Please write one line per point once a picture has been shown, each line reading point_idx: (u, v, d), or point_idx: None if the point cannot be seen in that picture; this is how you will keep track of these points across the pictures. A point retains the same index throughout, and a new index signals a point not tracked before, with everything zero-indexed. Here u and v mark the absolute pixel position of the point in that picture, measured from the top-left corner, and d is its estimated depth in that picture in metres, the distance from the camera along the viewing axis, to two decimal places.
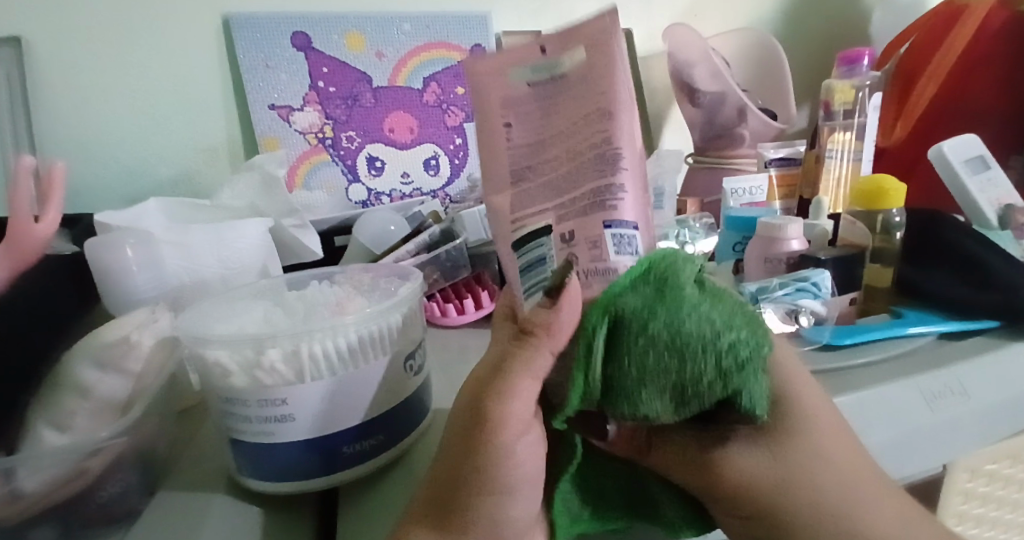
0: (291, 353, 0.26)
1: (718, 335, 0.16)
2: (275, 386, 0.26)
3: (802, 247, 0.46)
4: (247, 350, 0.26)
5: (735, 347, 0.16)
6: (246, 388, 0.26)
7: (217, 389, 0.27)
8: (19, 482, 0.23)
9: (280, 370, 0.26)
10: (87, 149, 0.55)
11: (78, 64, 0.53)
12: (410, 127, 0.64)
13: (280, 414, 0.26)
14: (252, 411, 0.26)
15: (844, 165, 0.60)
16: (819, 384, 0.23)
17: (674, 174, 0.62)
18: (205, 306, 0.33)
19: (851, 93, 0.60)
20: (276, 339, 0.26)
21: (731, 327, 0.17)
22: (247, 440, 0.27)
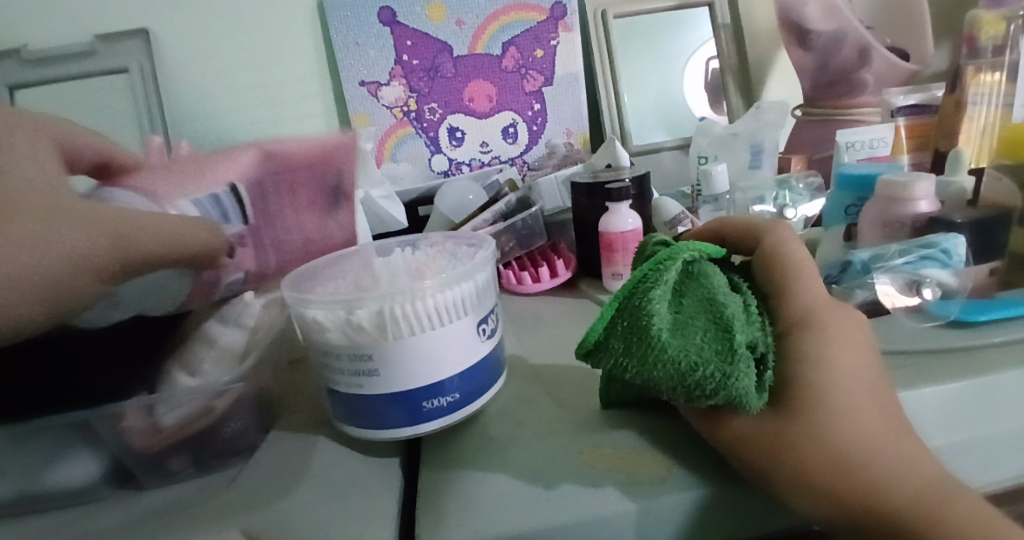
0: (377, 313, 0.27)
1: (679, 358, 0.23)
2: (363, 342, 0.28)
3: (932, 208, 0.40)
4: (338, 310, 0.28)
5: (693, 368, 0.23)
6: (338, 343, 0.28)
7: (314, 344, 0.30)
8: (159, 417, 0.28)
9: (366, 328, 0.27)
10: (208, 130, 0.61)
11: (198, 55, 0.59)
12: (489, 95, 0.64)
13: (367, 368, 0.28)
14: (343, 364, 0.28)
15: (992, 111, 0.50)
16: (829, 362, 0.23)
17: (778, 128, 0.55)
18: (307, 269, 0.36)
19: (1001, 25, 0.49)
20: (366, 300, 0.28)
21: (693, 353, 0.23)
22: (341, 391, 0.29)
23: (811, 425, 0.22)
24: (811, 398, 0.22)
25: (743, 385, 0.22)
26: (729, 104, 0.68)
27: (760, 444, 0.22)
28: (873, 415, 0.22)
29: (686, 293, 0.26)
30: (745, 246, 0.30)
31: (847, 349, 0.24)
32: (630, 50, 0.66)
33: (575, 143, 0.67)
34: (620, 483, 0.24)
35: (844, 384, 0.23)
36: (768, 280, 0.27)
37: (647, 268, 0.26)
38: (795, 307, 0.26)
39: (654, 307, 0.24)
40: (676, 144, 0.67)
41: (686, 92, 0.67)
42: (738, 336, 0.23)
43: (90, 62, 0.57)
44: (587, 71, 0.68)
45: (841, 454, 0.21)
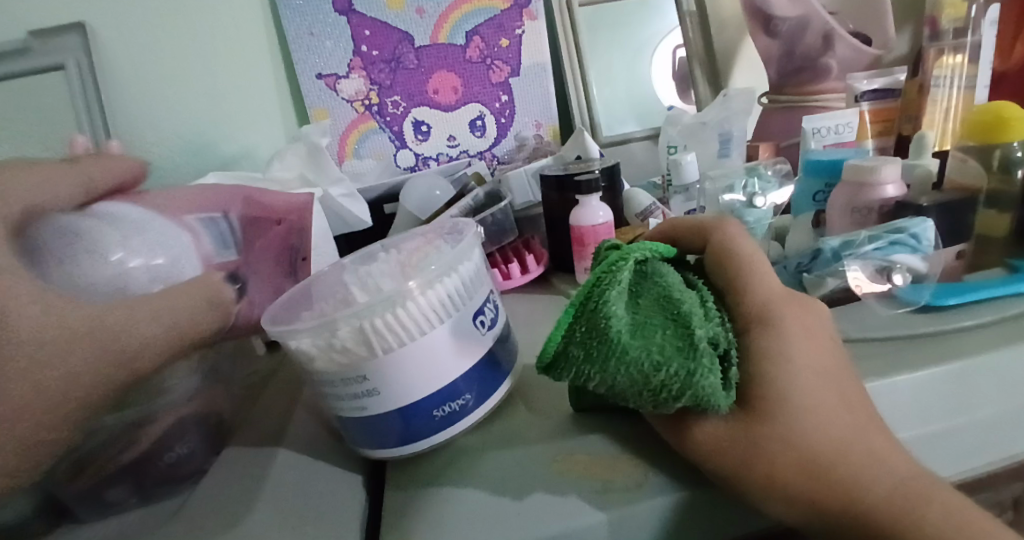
0: (357, 329, 0.25)
1: (643, 359, 0.21)
2: (353, 362, 0.25)
3: (899, 192, 0.40)
4: (317, 333, 0.26)
5: (659, 368, 0.21)
6: (330, 367, 0.26)
7: (305, 369, 0.28)
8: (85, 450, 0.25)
9: (351, 347, 0.25)
10: (153, 130, 0.58)
11: (140, 48, 0.56)
12: (454, 87, 0.62)
13: (363, 388, 0.26)
14: (341, 388, 0.26)
15: (953, 94, 0.51)
16: (788, 358, 0.23)
17: (746, 116, 0.55)
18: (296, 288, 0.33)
19: (963, 6, 0.49)
20: (340, 321, 0.25)
21: (660, 353, 0.22)
22: (342, 414, 0.27)
23: (777, 427, 0.21)
24: (775, 398, 0.21)
25: (708, 381, 0.21)
26: (697, 92, 0.68)
27: (727, 451, 0.21)
28: (837, 413, 0.22)
29: (641, 294, 0.25)
30: (693, 244, 0.28)
31: (806, 343, 0.23)
32: (596, 38, 0.65)
33: (544, 135, 0.65)
34: (592, 494, 0.22)
35: (804, 379, 0.22)
36: (720, 274, 0.26)
37: (600, 272, 0.25)
38: (751, 300, 0.24)
39: (610, 310, 0.23)
40: (646, 134, 0.66)
41: (654, 81, 0.66)
42: (699, 331, 0.22)
43: (21, 60, 0.52)
44: (554, 61, 0.66)
45: (808, 457, 0.20)
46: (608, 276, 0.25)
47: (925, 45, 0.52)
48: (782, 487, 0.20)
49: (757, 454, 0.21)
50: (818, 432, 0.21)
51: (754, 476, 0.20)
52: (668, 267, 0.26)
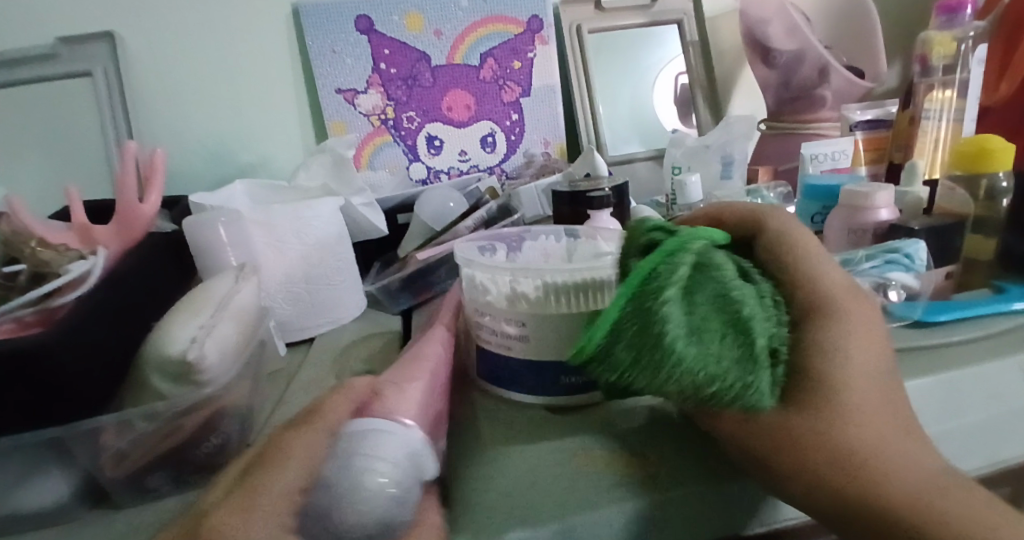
0: (539, 286, 0.30)
1: (699, 369, 0.20)
2: (518, 310, 0.30)
3: (892, 216, 0.42)
4: (504, 278, 0.31)
5: (713, 379, 0.20)
6: (498, 306, 0.31)
7: (474, 304, 0.33)
8: (118, 439, 0.25)
9: (528, 298, 0.31)
10: (175, 136, 0.60)
11: (165, 58, 0.58)
12: (467, 105, 0.64)
13: (518, 333, 0.31)
14: (497, 324, 0.31)
15: (943, 126, 0.53)
16: (836, 354, 0.23)
17: (746, 140, 0.57)
18: (465, 244, 0.39)
19: (952, 45, 0.52)
20: (523, 273, 0.31)
21: (717, 362, 0.21)
22: (488, 350, 0.33)
23: (816, 418, 0.22)
24: (816, 394, 0.22)
25: (762, 377, 0.21)
26: (698, 116, 0.71)
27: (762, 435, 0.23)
28: (872, 410, 0.22)
29: (698, 288, 0.22)
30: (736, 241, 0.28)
31: (863, 343, 0.24)
32: (603, 63, 0.68)
33: (552, 153, 0.68)
34: (608, 486, 0.24)
35: (847, 374, 0.23)
36: (779, 267, 0.25)
37: (655, 263, 0.22)
38: (806, 291, 0.24)
39: (671, 315, 0.20)
40: (649, 155, 0.69)
41: (657, 105, 0.69)
42: (760, 332, 0.21)
43: (50, 65, 0.54)
44: (563, 83, 0.69)
45: (844, 450, 0.21)
46: (674, 266, 0.22)
47: (917, 80, 0.55)
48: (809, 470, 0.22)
49: (792, 440, 0.22)
50: (853, 428, 0.22)
51: (781, 458, 0.22)
52: (724, 259, 0.24)
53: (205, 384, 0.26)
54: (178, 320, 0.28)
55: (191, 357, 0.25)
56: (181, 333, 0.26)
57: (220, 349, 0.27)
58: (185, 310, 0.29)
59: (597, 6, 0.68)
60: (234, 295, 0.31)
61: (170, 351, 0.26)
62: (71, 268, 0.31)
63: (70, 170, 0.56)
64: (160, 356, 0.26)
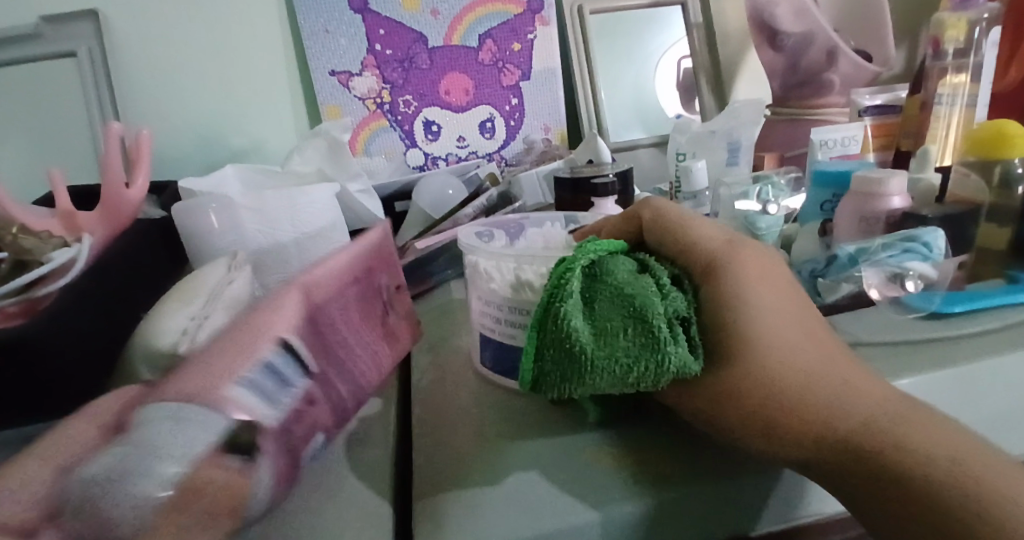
0: (545, 272, 0.28)
1: (621, 361, 0.19)
2: (529, 297, 0.28)
3: (904, 204, 0.41)
4: (506, 265, 0.29)
5: (633, 364, 0.19)
6: (502, 294, 0.28)
7: (477, 292, 0.30)
8: None
9: (534, 286, 0.28)
10: (163, 120, 0.58)
11: (152, 38, 0.55)
12: (465, 89, 0.63)
13: (522, 323, 0.28)
14: (505, 314, 0.28)
15: (955, 111, 0.52)
16: (742, 298, 0.23)
17: (754, 126, 0.56)
18: (469, 230, 0.36)
19: (964, 27, 0.51)
20: (528, 259, 0.28)
21: (633, 349, 0.19)
22: (493, 341, 0.30)
23: (749, 364, 0.22)
24: (762, 335, 0.22)
25: (676, 352, 0.19)
26: (703, 102, 0.69)
27: (718, 400, 0.22)
28: (795, 343, 0.23)
29: (596, 293, 0.21)
30: (628, 233, 0.28)
31: (766, 278, 0.24)
32: (606, 46, 0.66)
33: (553, 139, 0.66)
34: (638, 472, 0.22)
35: (765, 319, 0.23)
36: (669, 240, 0.25)
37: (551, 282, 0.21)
38: (699, 245, 0.24)
39: (570, 328, 0.19)
40: (652, 141, 0.67)
41: (661, 90, 0.68)
42: (657, 318, 0.19)
43: (31, 44, 0.52)
44: (564, 66, 0.67)
45: (794, 378, 0.21)
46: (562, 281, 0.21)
47: (928, 64, 0.53)
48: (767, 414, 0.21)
49: (737, 391, 0.22)
50: (783, 359, 0.22)
51: (740, 412, 0.22)
52: (620, 260, 0.23)
53: None
54: (169, 309, 0.26)
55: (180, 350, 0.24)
56: (172, 324, 0.25)
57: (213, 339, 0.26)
58: (176, 300, 0.27)
59: None
60: (227, 285, 0.29)
61: (158, 344, 0.24)
62: (54, 256, 0.29)
63: (55, 155, 0.54)
64: (148, 348, 0.24)
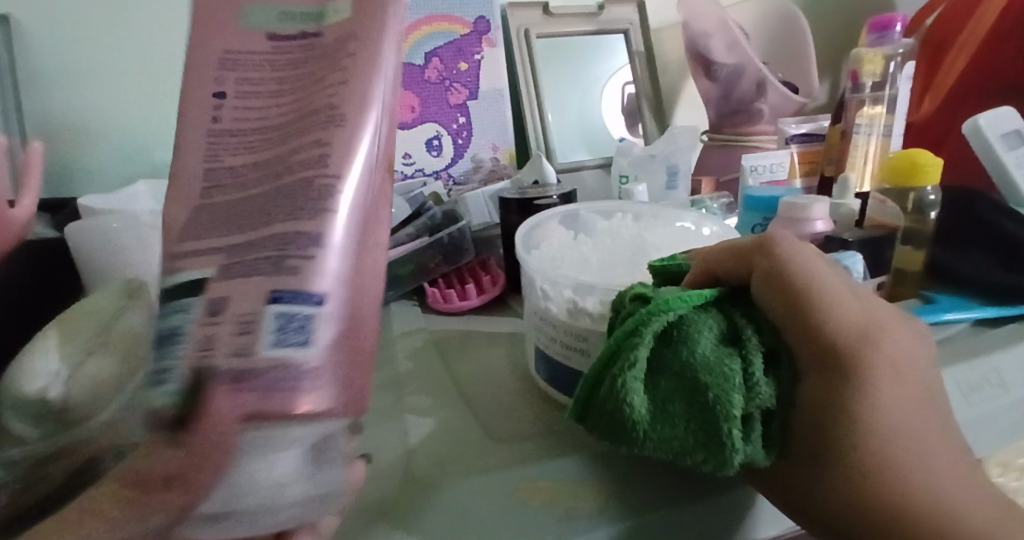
0: (604, 300, 0.29)
1: (672, 451, 0.21)
2: (583, 324, 0.29)
3: (828, 228, 0.43)
4: (566, 291, 0.30)
5: (684, 457, 0.21)
6: (557, 318, 0.30)
7: (534, 308, 0.32)
8: None
9: (590, 313, 0.29)
10: (71, 129, 0.53)
11: (60, 41, 0.51)
12: (411, 106, 0.61)
13: (578, 348, 0.29)
14: (558, 336, 0.30)
15: (872, 141, 0.55)
16: (860, 410, 0.21)
17: (689, 151, 0.58)
18: (531, 234, 0.37)
19: (881, 62, 0.56)
20: (587, 288, 0.29)
21: (689, 442, 0.21)
22: (547, 358, 0.31)
23: (852, 473, 0.21)
24: (881, 465, 0.21)
25: (741, 455, 0.20)
26: (645, 127, 0.71)
27: (800, 495, 0.22)
28: (908, 452, 0.21)
29: (665, 367, 0.22)
30: (728, 273, 0.25)
31: (897, 386, 0.22)
32: (552, 69, 0.67)
33: (501, 158, 0.65)
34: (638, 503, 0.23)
35: (884, 423, 0.21)
36: (784, 314, 0.22)
37: (620, 341, 0.23)
38: (822, 338, 0.21)
39: (630, 408, 0.21)
40: (597, 163, 0.68)
41: (605, 114, 0.69)
42: (728, 419, 0.20)
43: None
44: (511, 87, 0.67)
45: (916, 511, 0.21)
46: (635, 351, 0.22)
47: (848, 97, 0.58)
48: (872, 524, 0.21)
49: (828, 492, 0.21)
50: (892, 473, 0.21)
51: (839, 515, 0.21)
52: (705, 329, 0.22)
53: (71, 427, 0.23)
54: (43, 350, 0.24)
55: (54, 396, 0.22)
56: (46, 366, 0.23)
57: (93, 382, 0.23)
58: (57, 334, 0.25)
59: (544, 11, 0.67)
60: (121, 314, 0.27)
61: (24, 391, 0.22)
62: None
63: None
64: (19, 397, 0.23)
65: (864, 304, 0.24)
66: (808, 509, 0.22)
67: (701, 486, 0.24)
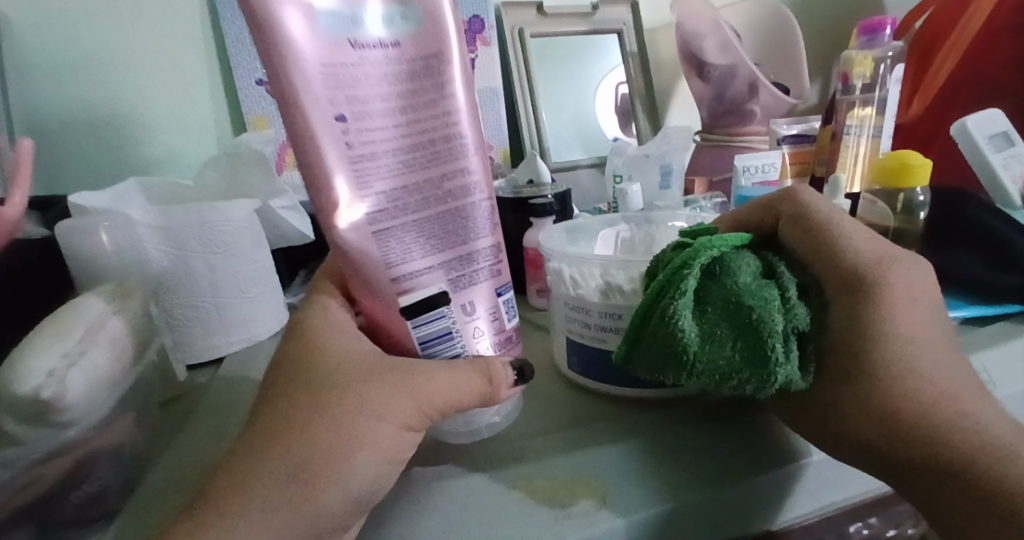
0: (633, 276, 0.30)
1: (721, 371, 0.22)
2: (622, 301, 0.29)
3: None
4: (594, 271, 0.31)
5: (733, 377, 0.22)
6: (592, 301, 0.30)
7: (562, 297, 0.32)
8: None
9: (624, 290, 0.30)
10: (59, 126, 0.52)
11: (46, 37, 0.50)
12: None
13: (615, 327, 0.30)
14: (593, 319, 0.30)
15: (863, 141, 0.56)
16: (885, 323, 0.22)
17: (684, 151, 0.58)
18: (553, 230, 0.38)
19: (869, 64, 0.57)
20: (616, 265, 0.30)
21: (737, 361, 0.22)
22: (583, 344, 0.31)
23: (879, 382, 0.22)
24: (908, 377, 0.22)
25: (785, 372, 0.21)
26: (639, 126, 0.72)
27: (835, 413, 0.23)
28: (931, 366, 0.23)
29: (710, 297, 0.23)
30: (758, 225, 0.28)
31: (917, 308, 0.24)
32: (546, 68, 0.67)
33: (496, 157, 0.65)
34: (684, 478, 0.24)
35: (906, 337, 0.23)
36: (812, 244, 0.25)
37: (667, 276, 0.24)
38: (844, 263, 0.24)
39: (680, 328, 0.22)
40: (592, 162, 0.69)
41: (599, 113, 0.69)
42: (772, 335, 0.21)
43: None
44: (505, 86, 0.67)
45: (941, 416, 0.22)
46: (683, 279, 0.23)
47: (839, 97, 0.58)
48: (907, 434, 0.22)
49: (857, 405, 0.22)
50: (917, 382, 0.22)
51: (874, 428, 0.22)
52: (744, 261, 0.24)
53: (65, 426, 0.23)
54: (35, 348, 0.23)
55: (46, 395, 0.22)
56: (38, 365, 0.22)
57: (87, 382, 0.24)
58: (46, 331, 0.24)
59: (539, 11, 0.67)
60: (114, 316, 0.27)
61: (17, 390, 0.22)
62: None
63: None
64: (7, 397, 0.22)
65: (881, 245, 0.26)
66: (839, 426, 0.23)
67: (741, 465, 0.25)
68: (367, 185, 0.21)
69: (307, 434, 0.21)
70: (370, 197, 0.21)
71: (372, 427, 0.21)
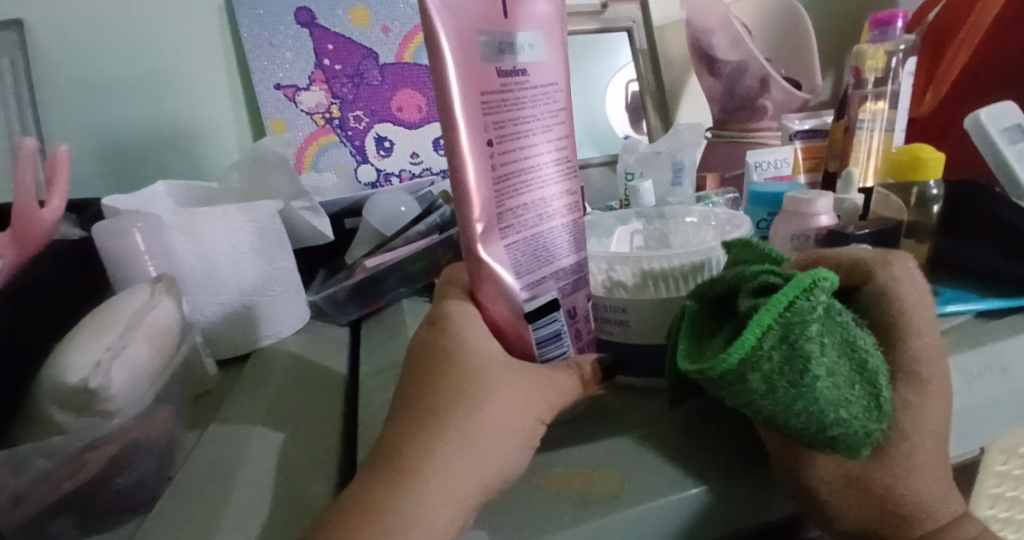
0: (637, 272, 0.30)
1: (831, 416, 0.19)
2: (622, 296, 0.31)
3: (831, 223, 0.43)
4: (599, 265, 0.31)
5: (837, 422, 0.19)
6: (595, 293, 0.32)
7: None
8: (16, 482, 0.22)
9: (626, 286, 0.31)
10: (87, 134, 0.54)
11: (74, 49, 0.52)
12: (418, 106, 0.62)
13: (620, 320, 0.31)
14: (597, 312, 0.32)
15: (875, 137, 0.57)
16: (921, 415, 0.21)
17: (696, 147, 0.58)
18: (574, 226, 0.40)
19: (883, 57, 0.56)
20: (621, 260, 0.31)
21: (849, 405, 0.19)
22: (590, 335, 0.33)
23: (895, 469, 0.21)
24: (921, 469, 0.21)
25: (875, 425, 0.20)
26: (650, 124, 0.72)
27: (829, 482, 0.21)
28: (935, 458, 0.21)
29: (832, 329, 0.19)
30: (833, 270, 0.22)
31: (933, 415, 0.21)
32: None
33: None
34: (691, 468, 0.24)
35: (931, 429, 0.21)
36: (885, 320, 0.21)
37: (797, 295, 0.19)
38: (916, 347, 0.21)
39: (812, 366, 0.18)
40: (603, 160, 0.69)
41: (610, 111, 0.70)
42: (879, 383, 0.20)
43: None
44: None
45: (924, 509, 0.21)
46: (814, 306, 0.19)
47: (850, 92, 0.58)
48: (890, 520, 0.21)
49: (863, 487, 0.21)
50: (919, 471, 0.21)
51: (868, 509, 0.21)
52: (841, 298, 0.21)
53: (110, 416, 0.24)
54: (81, 342, 0.25)
55: (93, 385, 0.23)
56: (83, 358, 0.24)
57: (127, 374, 0.25)
58: (89, 329, 0.26)
59: None
60: (149, 312, 0.28)
61: (68, 382, 0.23)
62: None
63: None
64: (58, 388, 0.23)
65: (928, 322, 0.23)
66: (831, 499, 0.21)
67: (742, 467, 0.24)
68: (502, 201, 0.23)
69: (470, 421, 0.21)
70: (504, 207, 0.23)
71: (515, 415, 0.23)
